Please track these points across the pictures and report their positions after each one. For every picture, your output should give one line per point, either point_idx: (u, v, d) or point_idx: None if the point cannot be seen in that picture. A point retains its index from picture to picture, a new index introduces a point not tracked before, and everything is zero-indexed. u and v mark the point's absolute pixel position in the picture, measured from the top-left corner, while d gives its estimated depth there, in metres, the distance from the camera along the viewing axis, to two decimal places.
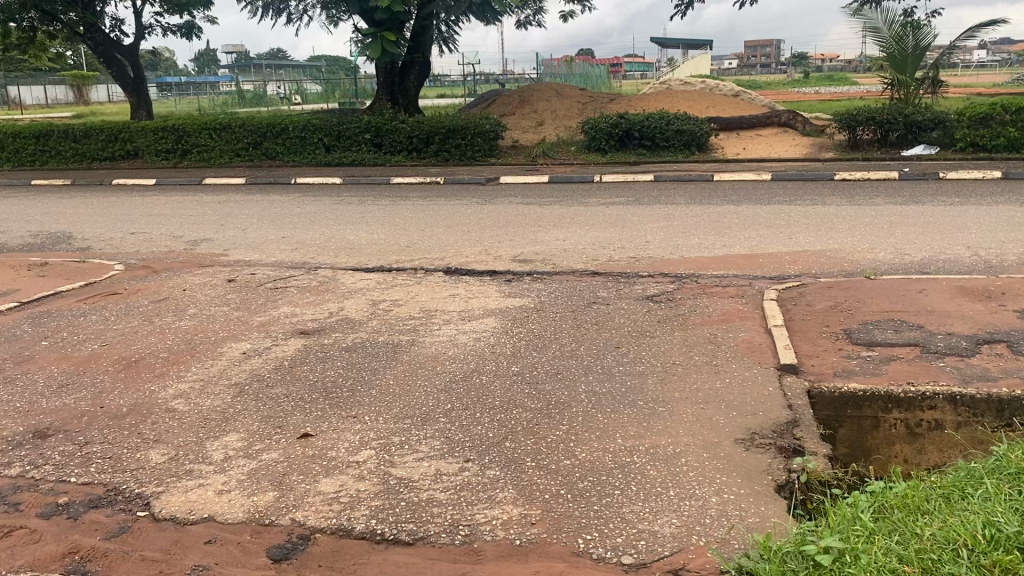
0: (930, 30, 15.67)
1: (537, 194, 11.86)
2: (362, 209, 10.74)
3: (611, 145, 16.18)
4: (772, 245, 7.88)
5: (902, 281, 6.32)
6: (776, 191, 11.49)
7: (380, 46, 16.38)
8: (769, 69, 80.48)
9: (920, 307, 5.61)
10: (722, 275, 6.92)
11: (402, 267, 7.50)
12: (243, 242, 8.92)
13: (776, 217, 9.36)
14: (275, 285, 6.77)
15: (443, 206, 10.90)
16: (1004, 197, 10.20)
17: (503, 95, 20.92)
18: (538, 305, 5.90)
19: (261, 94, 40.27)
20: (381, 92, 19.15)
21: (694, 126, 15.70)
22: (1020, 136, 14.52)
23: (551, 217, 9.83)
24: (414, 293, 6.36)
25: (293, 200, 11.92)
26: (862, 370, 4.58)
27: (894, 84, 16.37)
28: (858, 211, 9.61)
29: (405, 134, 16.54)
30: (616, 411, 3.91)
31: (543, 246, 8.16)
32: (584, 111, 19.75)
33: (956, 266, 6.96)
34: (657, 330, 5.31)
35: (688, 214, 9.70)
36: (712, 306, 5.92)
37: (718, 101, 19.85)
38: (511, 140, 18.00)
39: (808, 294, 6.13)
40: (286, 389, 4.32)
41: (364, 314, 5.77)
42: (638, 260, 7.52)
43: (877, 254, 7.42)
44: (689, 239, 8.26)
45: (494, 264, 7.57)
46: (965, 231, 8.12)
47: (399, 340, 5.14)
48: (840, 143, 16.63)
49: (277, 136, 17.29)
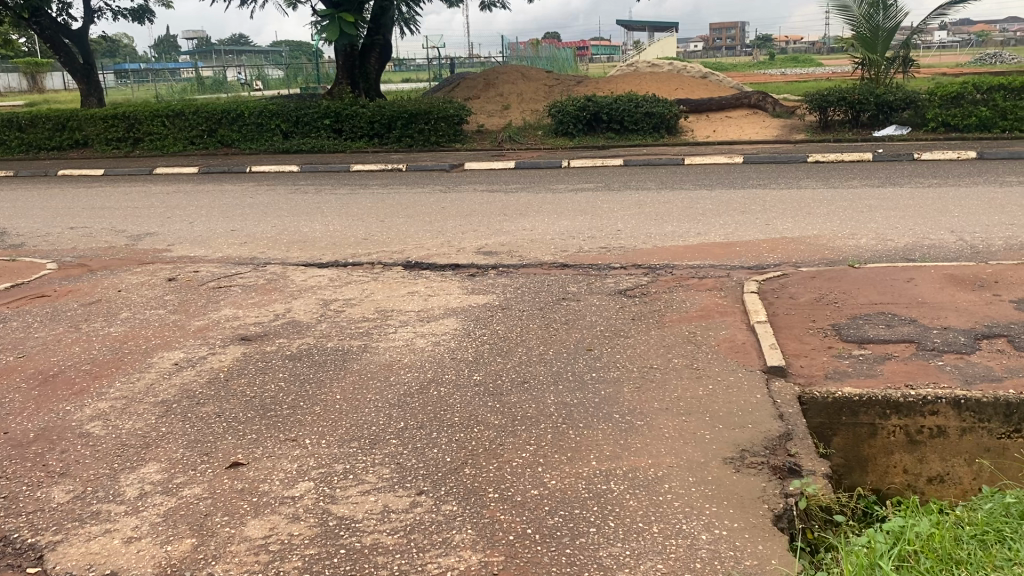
0: (899, 8, 15.42)
1: (504, 180, 11.40)
2: (319, 198, 10.22)
3: (579, 129, 15.74)
4: (748, 232, 7.51)
5: (888, 270, 5.97)
6: (749, 174, 11.14)
7: (337, 28, 15.80)
8: (734, 52, 80.51)
9: (910, 298, 5.25)
10: (698, 266, 6.53)
11: (358, 261, 7.02)
12: (189, 236, 8.37)
13: (750, 202, 8.99)
14: (218, 284, 6.27)
15: (405, 194, 10.41)
16: (981, 177, 9.93)
17: (468, 79, 20.38)
18: (503, 303, 5.47)
19: (221, 81, 39.31)
20: (341, 77, 18.54)
21: (663, 108, 15.32)
22: (992, 116, 14.33)
23: (517, 205, 9.38)
24: (370, 291, 5.91)
25: (246, 190, 11.35)
26: (855, 371, 4.20)
27: (865, 63, 16.08)
28: (834, 194, 9.28)
29: (366, 119, 15.99)
30: (589, 427, 3.48)
31: (509, 236, 7.73)
32: (550, 94, 19.29)
33: (940, 251, 6.63)
34: (632, 329, 4.89)
35: (659, 200, 9.30)
36: (690, 301, 5.52)
37: (686, 82, 19.49)
38: (476, 124, 17.51)
39: (790, 284, 5.76)
40: (219, 408, 3.84)
41: (313, 317, 5.30)
42: (609, 250, 7.12)
43: (858, 240, 7.07)
44: (661, 226, 7.87)
45: (457, 257, 7.11)
46: (947, 214, 7.81)
47: (350, 345, 4.67)
48: (810, 125, 16.35)
49: (232, 122, 16.62)
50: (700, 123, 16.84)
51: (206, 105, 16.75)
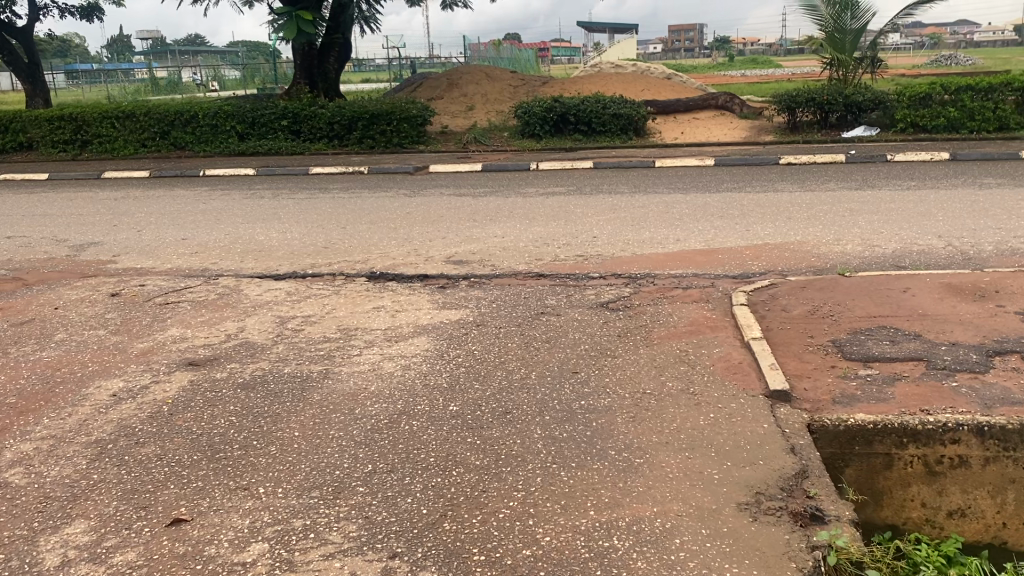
0: (867, 7, 15.29)
1: (471, 184, 10.99)
2: (276, 204, 9.71)
3: (546, 130, 15.39)
4: (730, 238, 7.19)
5: (880, 279, 5.67)
6: (723, 177, 10.86)
7: (295, 27, 15.29)
8: (694, 53, 81.03)
9: (910, 310, 4.94)
10: (681, 275, 6.18)
11: (318, 272, 6.57)
12: (136, 246, 7.83)
13: (727, 206, 8.68)
14: (165, 300, 5.78)
15: (368, 198, 9.95)
16: (958, 179, 9.75)
17: (431, 79, 19.93)
18: (477, 319, 5.06)
19: (176, 82, 38.33)
20: (299, 77, 17.98)
21: (631, 109, 15.03)
22: (960, 116, 14.26)
23: (486, 210, 8.98)
24: (331, 306, 5.46)
25: (199, 195, 10.78)
26: (865, 395, 3.86)
27: (832, 64, 15.94)
28: (813, 197, 9.02)
29: (326, 120, 15.48)
30: (582, 468, 3.09)
31: (480, 244, 7.32)
32: (515, 95, 18.93)
33: (930, 258, 6.36)
34: (619, 348, 4.50)
35: (634, 205, 8.96)
36: (677, 315, 5.16)
37: (653, 83, 19.24)
38: (440, 125, 17.06)
39: (780, 296, 5.42)
40: (160, 449, 3.38)
41: (269, 338, 4.84)
42: (586, 259, 6.75)
43: (844, 246, 6.78)
44: (639, 232, 7.52)
45: (425, 267, 6.68)
46: (930, 219, 7.57)
47: (310, 371, 4.23)
48: (778, 125, 16.18)
49: (186, 124, 15.99)
50: (668, 124, 16.58)
51: (158, 106, 16.09)
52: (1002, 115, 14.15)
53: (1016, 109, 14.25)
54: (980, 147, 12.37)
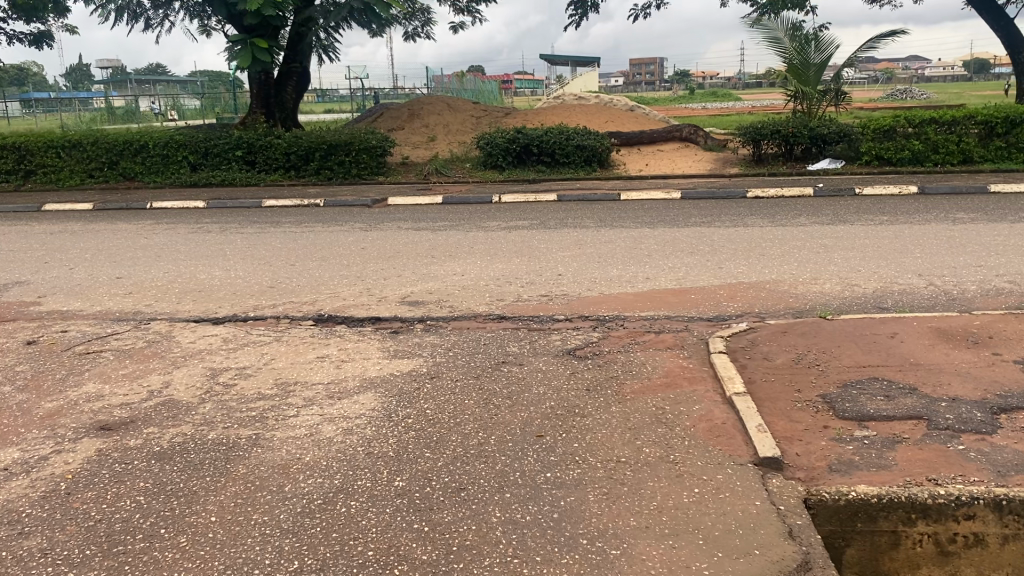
0: (831, 39, 15.21)
1: (430, 217, 10.54)
2: (223, 239, 9.16)
3: (509, 162, 15.03)
4: (702, 276, 6.82)
5: (865, 324, 5.31)
6: (690, 210, 10.54)
7: (250, 54, 14.84)
8: (655, 87, 81.99)
9: (901, 359, 4.57)
10: (653, 317, 5.76)
11: (261, 316, 6.06)
12: (65, 285, 7.23)
13: (697, 241, 8.33)
14: (86, 349, 5.21)
15: (322, 233, 9.44)
16: (929, 214, 9.53)
17: (391, 109, 19.53)
18: (432, 370, 4.58)
19: (132, 111, 37.55)
20: (255, 106, 17.47)
21: (595, 141, 14.75)
22: (924, 149, 14.17)
23: (445, 245, 8.52)
24: (270, 356, 4.94)
25: (142, 229, 10.19)
26: (864, 462, 3.43)
27: (797, 96, 15.82)
28: (785, 232, 8.70)
29: (281, 150, 14.97)
30: (548, 564, 2.63)
31: (438, 283, 6.86)
32: (478, 125, 18.60)
33: (912, 299, 6.03)
34: (588, 405, 4.05)
35: (600, 240, 8.57)
36: (650, 364, 4.71)
37: (617, 115, 19.05)
38: (400, 156, 16.64)
39: (760, 342, 5.02)
40: (48, 543, 2.85)
41: (196, 396, 4.30)
42: (551, 299, 6.32)
43: (821, 286, 6.44)
44: (607, 270, 7.12)
45: (377, 309, 6.20)
46: (907, 256, 7.27)
47: (237, 438, 3.71)
48: (743, 157, 15.99)
49: (134, 154, 15.36)
50: (633, 155, 16.33)
51: (106, 135, 15.46)
52: (965, 148, 14.09)
53: (980, 143, 14.20)
54: (948, 181, 12.22)
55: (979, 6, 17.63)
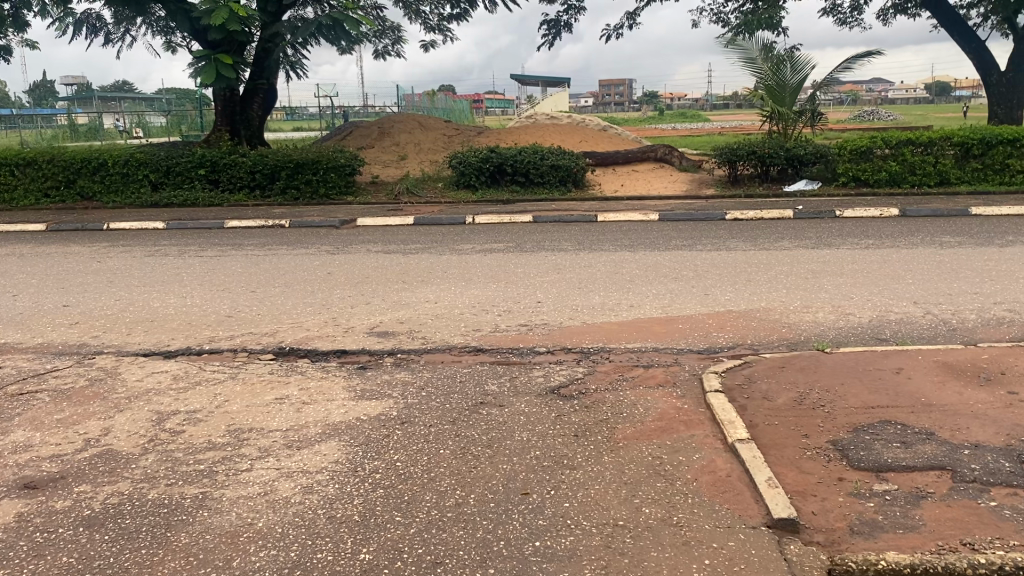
0: (806, 59, 15.10)
1: (402, 239, 10.13)
2: (182, 263, 8.68)
3: (482, 182, 14.66)
4: (688, 304, 6.47)
5: (866, 358, 4.99)
6: (670, 233, 10.24)
7: (215, 70, 14.39)
8: (626, 107, 82.46)
9: (912, 400, 4.23)
10: (640, 350, 5.39)
11: (216, 349, 5.66)
12: (7, 315, 6.71)
13: (680, 265, 8.00)
14: (20, 389, 4.72)
15: (287, 256, 8.99)
16: (915, 237, 9.30)
17: (361, 126, 19.13)
18: (404, 414, 4.16)
19: (96, 128, 36.80)
20: (220, 123, 16.97)
21: (569, 161, 14.47)
22: (902, 170, 14.04)
23: (416, 269, 8.12)
24: (226, 397, 4.49)
25: (95, 252, 9.66)
26: (889, 522, 3.07)
27: (772, 117, 15.54)
28: (769, 256, 8.42)
29: (246, 169, 14.50)
30: None
31: (410, 310, 6.46)
32: (450, 144, 18.26)
33: (911, 330, 5.72)
34: (577, 454, 3.66)
35: (578, 264, 8.21)
36: (642, 404, 4.33)
37: (591, 135, 18.81)
38: (370, 175, 16.22)
39: (757, 378, 4.67)
40: None
41: (137, 445, 3.84)
42: (530, 328, 5.94)
43: (813, 315, 6.12)
44: (588, 297, 6.76)
45: (343, 341, 5.77)
46: (898, 282, 6.99)
47: (181, 498, 3.27)
48: (719, 178, 15.78)
49: (92, 172, 14.77)
50: (607, 176, 16.07)
51: (63, 152, 14.86)
52: (942, 169, 13.99)
53: (956, 164, 14.09)
54: (929, 203, 12.04)
55: (950, 28, 17.67)
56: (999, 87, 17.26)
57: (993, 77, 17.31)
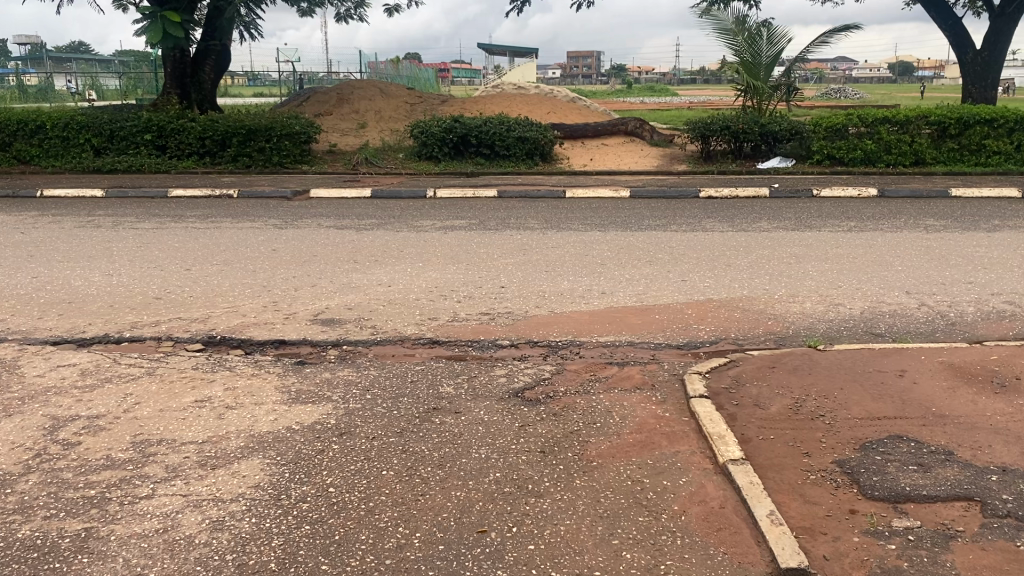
0: (782, 31, 14.58)
1: (358, 213, 9.48)
2: (116, 236, 7.94)
3: (445, 153, 14.00)
4: (664, 291, 5.95)
5: (864, 357, 4.50)
6: (642, 211, 9.72)
7: (161, 29, 13.47)
8: (593, 80, 81.69)
9: (921, 410, 3.75)
10: (613, 344, 4.86)
11: (138, 338, 4.99)
12: None
13: (654, 247, 7.48)
14: None
15: (231, 230, 8.30)
16: (897, 219, 8.86)
17: (319, 92, 18.28)
18: (344, 424, 3.58)
19: (45, 89, 35.29)
20: (169, 85, 16.02)
21: (537, 133, 13.85)
22: (877, 149, 13.66)
23: (370, 247, 7.50)
24: (139, 399, 3.87)
25: (21, 221, 8.86)
26: (916, 570, 2.57)
27: (747, 91, 15.10)
28: (748, 238, 7.93)
29: (195, 134, 13.67)
30: None
31: (360, 295, 5.85)
32: (412, 113, 17.53)
33: (906, 324, 5.25)
34: (544, 476, 3.12)
35: (545, 245, 7.63)
36: (618, 411, 3.79)
37: (559, 106, 18.19)
38: (327, 143, 15.45)
39: (747, 381, 4.15)
40: None
41: (18, 462, 3.21)
42: (492, 317, 5.37)
43: (800, 305, 5.62)
44: (556, 282, 6.21)
45: (283, 330, 5.15)
46: (886, 269, 6.54)
47: (59, 537, 2.67)
48: (691, 154, 15.27)
49: (29, 134, 13.84)
50: (576, 149, 15.48)
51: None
52: (918, 149, 13.61)
53: (932, 143, 13.72)
54: (907, 184, 11.64)
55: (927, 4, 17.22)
56: (974, 66, 16.89)
57: (968, 55, 16.95)
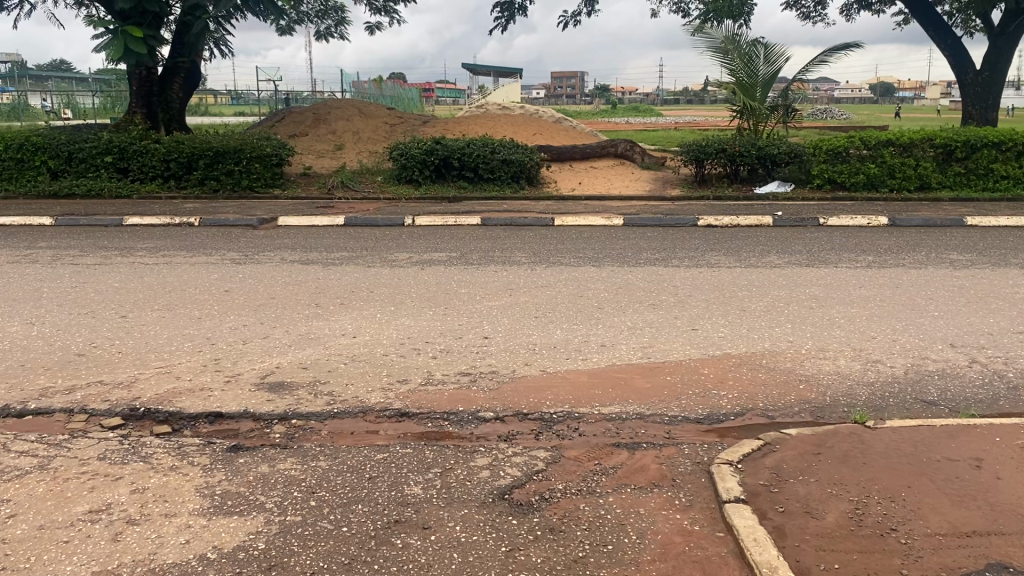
0: (780, 50, 13.91)
1: (329, 244, 8.65)
2: (54, 274, 7.06)
3: (425, 176, 13.20)
4: (674, 344, 5.14)
5: (927, 437, 3.69)
6: (639, 242, 8.95)
7: (123, 44, 12.62)
8: (577, 100, 81.35)
9: (1020, 523, 2.93)
10: (618, 418, 4.02)
11: (43, 411, 4.10)
12: None
13: (656, 287, 6.68)
14: None
15: (185, 265, 7.44)
16: (918, 253, 8.12)
17: (295, 111, 17.45)
18: (275, 553, 2.73)
19: (17, 107, 34.26)
20: (135, 104, 15.14)
21: (523, 155, 13.08)
22: (880, 173, 12.94)
23: (338, 286, 6.66)
24: (16, 511, 2.99)
25: None
26: None
27: (743, 112, 14.37)
28: (758, 275, 7.15)
29: (159, 156, 12.80)
30: None
31: (319, 349, 5.00)
32: (392, 133, 16.75)
33: (961, 388, 4.45)
34: None
35: (534, 283, 6.81)
36: (632, 525, 2.95)
37: (545, 127, 17.46)
38: (302, 165, 14.63)
39: (790, 476, 3.32)
40: None
41: None
42: (473, 379, 4.53)
43: (833, 363, 4.81)
44: (547, 332, 5.38)
45: (222, 399, 4.28)
46: (922, 316, 5.77)
47: None
48: (684, 177, 14.54)
49: None
50: (564, 172, 14.74)
51: None
52: (922, 173, 12.89)
53: (937, 167, 13.02)
54: (920, 212, 10.92)
55: (925, 22, 16.63)
56: (974, 86, 16.28)
57: (968, 75, 16.33)
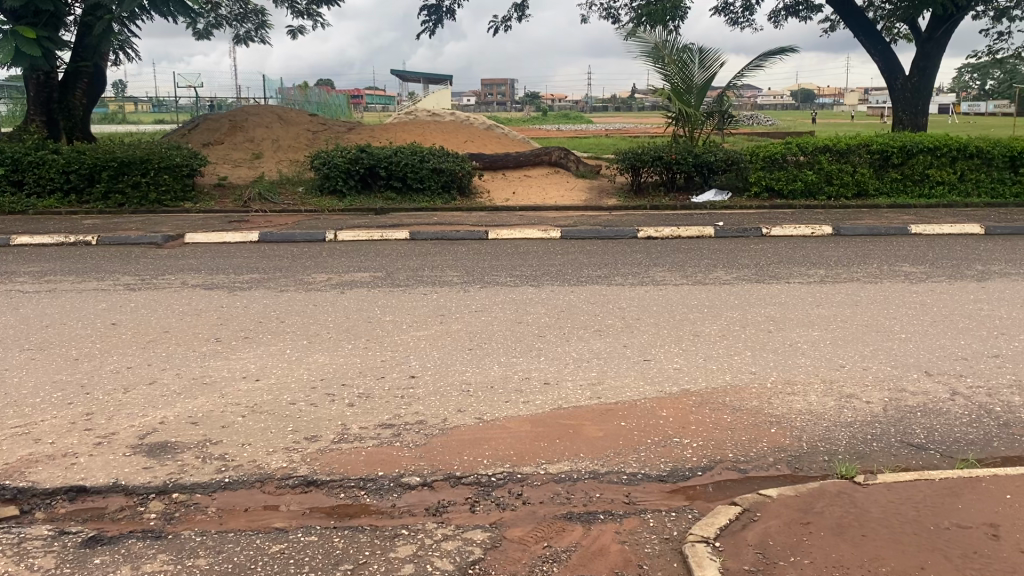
0: (715, 54, 13.56)
1: (240, 265, 7.84)
2: None
3: (349, 186, 12.42)
4: (626, 381, 4.54)
5: (929, 495, 3.16)
6: (578, 256, 8.38)
7: (14, 47, 11.52)
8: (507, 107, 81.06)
9: None
10: (568, 479, 3.40)
11: None
12: None
13: (601, 309, 6.10)
14: None
15: (72, 293, 6.56)
16: (869, 265, 7.74)
17: (210, 118, 16.43)
18: None
19: None
20: (32, 112, 13.98)
21: (453, 164, 12.42)
22: (818, 180, 12.64)
23: (246, 316, 5.88)
24: None
25: None
26: None
27: (679, 119, 13.95)
28: (708, 293, 6.64)
29: (57, 168, 11.72)
30: None
31: (214, 399, 4.24)
32: (314, 141, 15.90)
33: (948, 428, 3.94)
34: None
35: (466, 307, 6.15)
36: None
37: (476, 134, 16.83)
38: (216, 176, 13.69)
39: (780, 558, 2.74)
40: None
41: None
42: (398, 432, 3.84)
43: (804, 400, 4.27)
44: (482, 369, 4.73)
45: (89, 468, 3.51)
46: (889, 338, 5.31)
47: None
48: (620, 185, 14.07)
49: None
50: (496, 181, 14.14)
51: None
52: (860, 180, 12.64)
53: (874, 173, 12.78)
54: (862, 220, 10.64)
55: (854, 28, 16.55)
56: (903, 92, 16.24)
57: (897, 81, 16.29)
